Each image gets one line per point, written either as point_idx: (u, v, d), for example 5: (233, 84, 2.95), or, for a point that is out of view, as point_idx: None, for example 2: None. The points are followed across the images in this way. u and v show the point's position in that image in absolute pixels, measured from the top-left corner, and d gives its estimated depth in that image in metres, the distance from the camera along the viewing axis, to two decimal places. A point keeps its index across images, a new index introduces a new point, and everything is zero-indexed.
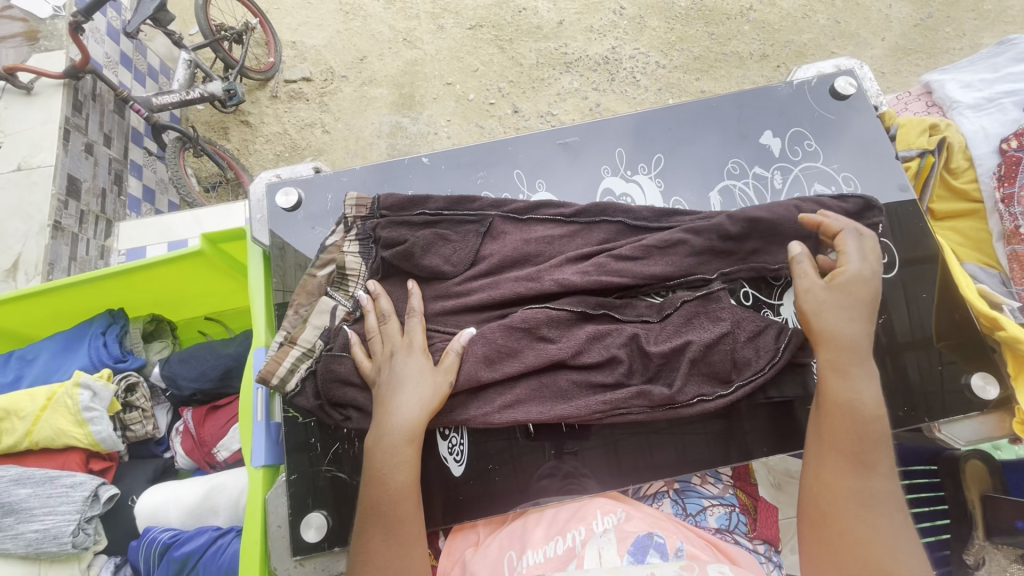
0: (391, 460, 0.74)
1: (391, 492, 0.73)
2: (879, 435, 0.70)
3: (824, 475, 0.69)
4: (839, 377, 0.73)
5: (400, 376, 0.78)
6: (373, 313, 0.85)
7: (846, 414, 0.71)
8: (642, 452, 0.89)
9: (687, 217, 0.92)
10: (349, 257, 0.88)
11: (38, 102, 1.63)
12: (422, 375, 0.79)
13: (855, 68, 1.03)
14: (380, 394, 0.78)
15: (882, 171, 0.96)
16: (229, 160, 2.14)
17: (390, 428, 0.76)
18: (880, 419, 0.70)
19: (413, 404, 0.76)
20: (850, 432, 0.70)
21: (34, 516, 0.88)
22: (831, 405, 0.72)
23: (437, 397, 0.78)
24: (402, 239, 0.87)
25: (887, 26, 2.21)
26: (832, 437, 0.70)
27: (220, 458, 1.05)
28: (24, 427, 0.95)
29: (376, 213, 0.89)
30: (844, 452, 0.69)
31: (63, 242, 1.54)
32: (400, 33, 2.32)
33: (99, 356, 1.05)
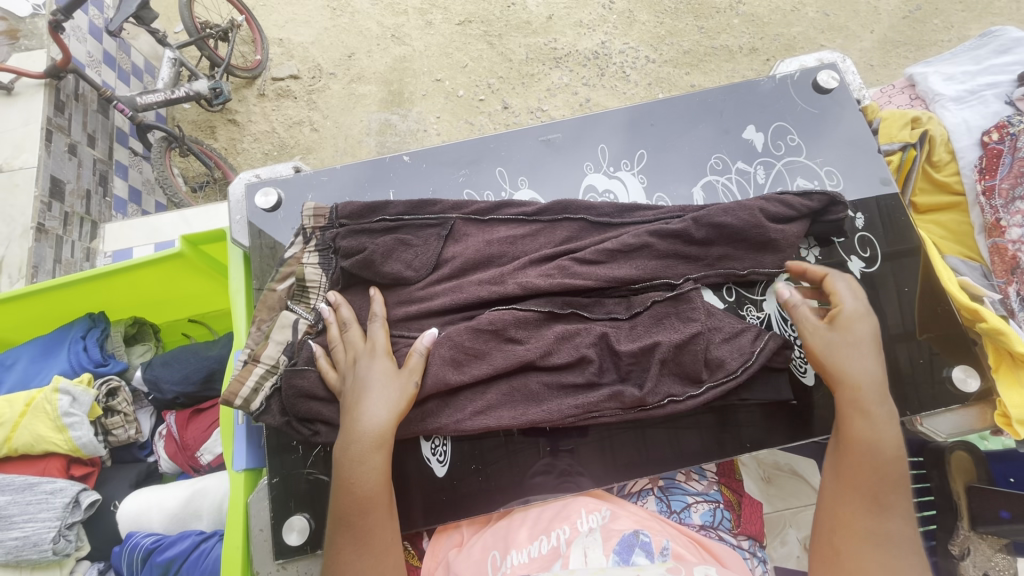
0: (362, 466, 0.73)
1: (362, 500, 0.72)
2: (897, 476, 0.68)
3: (839, 508, 0.69)
4: (861, 418, 0.72)
5: (366, 379, 0.77)
6: (335, 322, 0.84)
7: (864, 447, 0.70)
8: (628, 448, 0.88)
9: (649, 211, 0.92)
10: (309, 269, 0.88)
11: (19, 102, 1.60)
12: (388, 380, 0.77)
13: (838, 61, 1.03)
14: (347, 399, 0.77)
15: (864, 165, 0.96)
16: (216, 160, 2.12)
17: (357, 434, 0.74)
18: (898, 459, 0.70)
19: (381, 407, 0.75)
20: (866, 472, 0.69)
21: (14, 524, 0.88)
22: (850, 440, 0.71)
23: (404, 399, 0.76)
24: (361, 248, 0.87)
25: (876, 19, 2.21)
26: (850, 475, 0.69)
27: (203, 462, 1.04)
28: (3, 433, 0.94)
29: (334, 222, 0.89)
30: (860, 491, 0.68)
31: (46, 244, 1.52)
32: (388, 29, 2.30)
33: (78, 361, 1.03)
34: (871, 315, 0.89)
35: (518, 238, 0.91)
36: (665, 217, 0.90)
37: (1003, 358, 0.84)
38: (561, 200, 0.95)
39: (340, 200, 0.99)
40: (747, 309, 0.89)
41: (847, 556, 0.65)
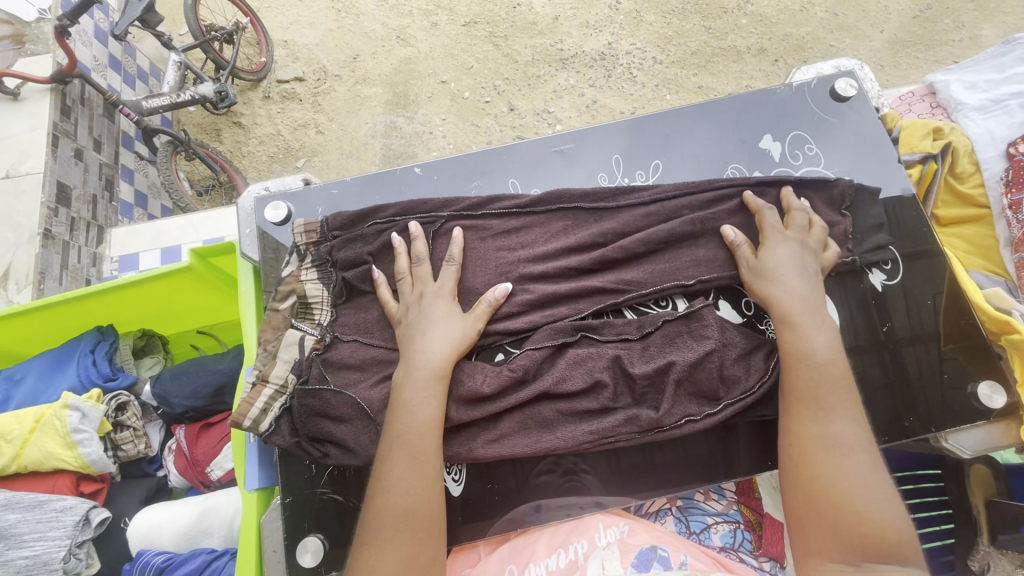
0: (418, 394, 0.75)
1: (416, 422, 0.73)
2: (837, 378, 0.72)
3: (792, 424, 0.71)
4: (790, 331, 0.76)
5: (428, 315, 0.81)
6: (406, 256, 0.87)
7: (796, 354, 0.74)
8: (646, 459, 0.87)
9: (643, 193, 0.92)
10: (308, 286, 0.87)
11: (25, 107, 1.60)
12: (451, 316, 0.81)
13: (855, 68, 1.01)
14: (408, 332, 0.81)
15: (885, 175, 0.94)
16: (222, 164, 2.11)
17: (419, 364, 0.77)
18: (836, 362, 0.73)
19: (439, 342, 0.78)
20: (813, 383, 0.71)
21: (24, 543, 0.87)
22: (783, 331, 0.76)
23: (465, 339, 0.80)
24: (357, 258, 0.88)
25: (886, 18, 2.18)
26: (793, 389, 0.73)
27: (213, 477, 1.03)
28: (13, 450, 0.93)
29: (327, 235, 0.89)
30: (805, 401, 0.71)
31: (53, 250, 1.51)
32: (393, 30, 2.28)
33: (88, 376, 1.02)
34: (881, 322, 0.88)
35: (534, 250, 0.89)
36: (659, 198, 0.90)
37: None
38: (554, 189, 0.94)
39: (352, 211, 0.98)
40: (767, 325, 0.87)
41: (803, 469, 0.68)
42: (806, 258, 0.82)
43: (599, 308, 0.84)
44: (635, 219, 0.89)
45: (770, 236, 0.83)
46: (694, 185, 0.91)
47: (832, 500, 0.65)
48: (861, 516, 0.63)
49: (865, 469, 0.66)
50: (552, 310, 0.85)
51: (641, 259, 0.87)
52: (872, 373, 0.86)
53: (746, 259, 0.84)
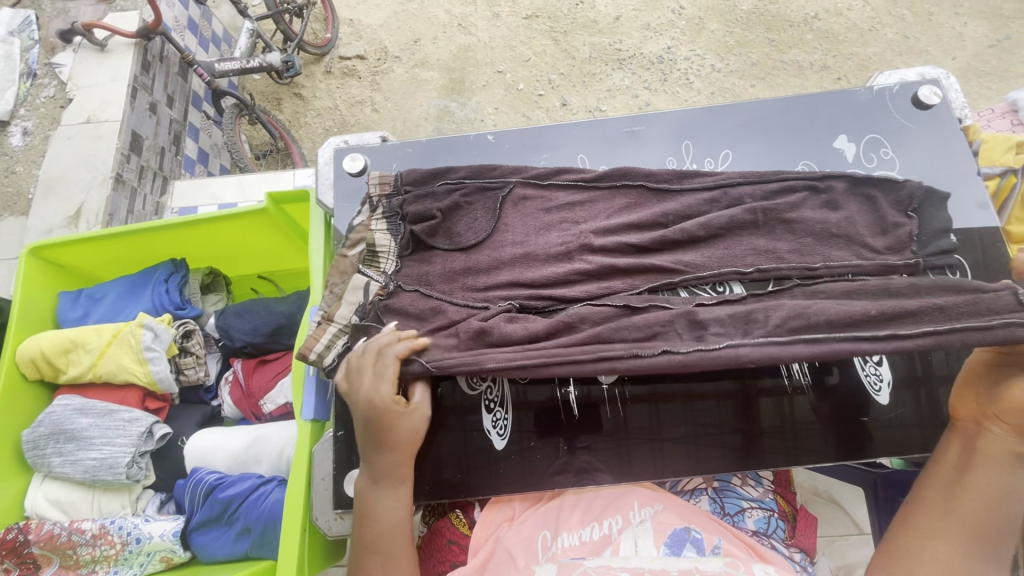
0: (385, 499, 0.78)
1: (386, 529, 0.77)
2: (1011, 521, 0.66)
3: (930, 536, 0.68)
4: (1011, 459, 0.67)
5: (378, 416, 0.78)
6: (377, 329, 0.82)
7: (990, 488, 0.67)
8: (654, 459, 0.86)
9: (709, 176, 0.92)
10: (378, 236, 0.90)
11: (110, 58, 1.70)
12: (402, 424, 0.79)
13: (941, 77, 0.99)
14: (362, 429, 0.79)
15: (960, 186, 0.91)
16: (281, 131, 2.19)
17: (380, 472, 0.79)
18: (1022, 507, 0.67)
19: (390, 447, 0.79)
20: (987, 507, 0.67)
21: (93, 445, 0.94)
22: (978, 458, 0.69)
23: (413, 438, 0.80)
24: (426, 212, 0.91)
25: (959, 45, 2.13)
26: (961, 496, 0.68)
27: (265, 410, 1.08)
28: (89, 360, 1.00)
29: (399, 189, 0.92)
30: (963, 513, 0.67)
31: (122, 194, 1.60)
32: (455, 18, 2.34)
33: (161, 302, 1.09)
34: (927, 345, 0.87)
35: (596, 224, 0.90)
36: (725, 182, 0.90)
37: None
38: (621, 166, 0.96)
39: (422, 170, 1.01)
40: None
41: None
42: None
43: (656, 284, 0.84)
44: (698, 202, 0.89)
45: None
46: (759, 175, 0.91)
47: None
48: None
49: None
50: (609, 280, 0.86)
51: (703, 242, 0.87)
52: (907, 412, 0.86)
53: None
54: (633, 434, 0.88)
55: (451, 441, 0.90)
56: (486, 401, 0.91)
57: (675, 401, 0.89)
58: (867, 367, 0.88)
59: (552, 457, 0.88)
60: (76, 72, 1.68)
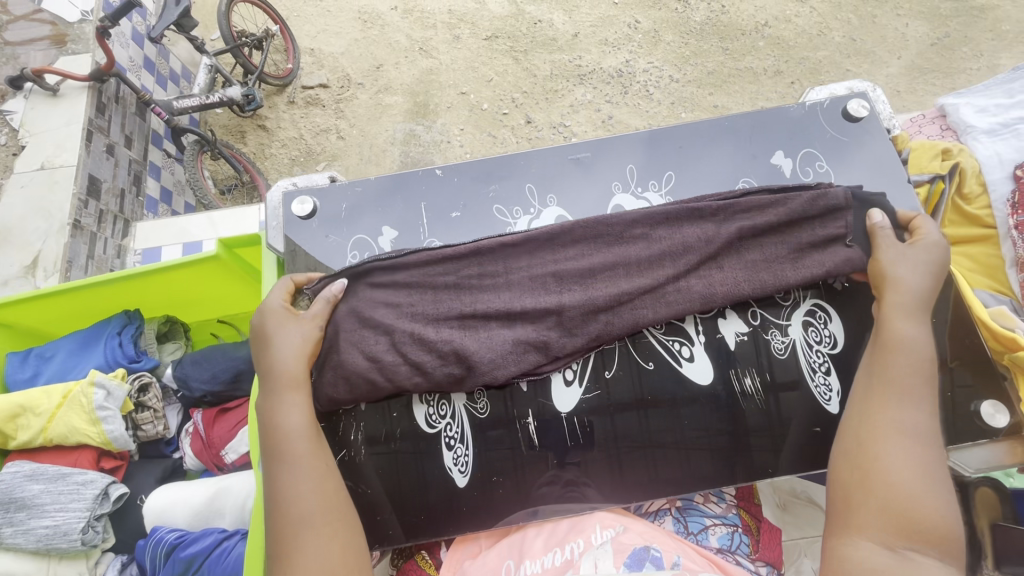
0: (280, 401, 0.79)
1: (284, 431, 0.76)
2: (928, 375, 0.73)
3: (868, 406, 0.73)
4: (904, 320, 0.77)
5: (272, 334, 0.84)
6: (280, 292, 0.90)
7: (906, 353, 0.74)
8: (647, 469, 0.86)
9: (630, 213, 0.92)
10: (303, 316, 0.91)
11: (63, 103, 1.67)
12: (279, 334, 0.84)
13: (868, 90, 1.03)
14: (259, 352, 0.85)
15: (894, 194, 0.94)
16: (245, 164, 2.17)
17: (273, 376, 0.81)
18: (931, 363, 0.74)
19: (288, 354, 0.83)
20: (907, 368, 0.73)
21: (45, 512, 0.91)
22: (890, 343, 0.76)
23: (308, 343, 0.85)
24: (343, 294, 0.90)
25: (903, 45, 2.21)
26: (885, 370, 0.74)
27: (229, 461, 1.07)
28: (40, 423, 0.97)
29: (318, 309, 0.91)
30: (890, 385, 0.73)
31: (82, 240, 1.56)
32: (416, 42, 2.36)
33: (114, 356, 1.07)
34: None
35: (536, 278, 0.89)
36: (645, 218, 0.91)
37: None
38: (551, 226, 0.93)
39: (371, 210, 1.02)
40: (773, 334, 0.88)
41: (870, 441, 0.70)
42: (941, 260, 0.82)
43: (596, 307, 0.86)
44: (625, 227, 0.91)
45: (925, 237, 0.83)
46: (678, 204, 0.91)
47: (884, 478, 0.67)
48: (908, 494, 0.65)
49: (928, 462, 0.67)
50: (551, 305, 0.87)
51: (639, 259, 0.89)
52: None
53: (891, 248, 0.83)
54: (623, 442, 0.86)
55: (416, 471, 0.88)
56: (445, 438, 0.88)
57: (662, 407, 0.87)
58: (814, 381, 0.87)
59: (541, 471, 0.87)
60: (28, 118, 1.64)
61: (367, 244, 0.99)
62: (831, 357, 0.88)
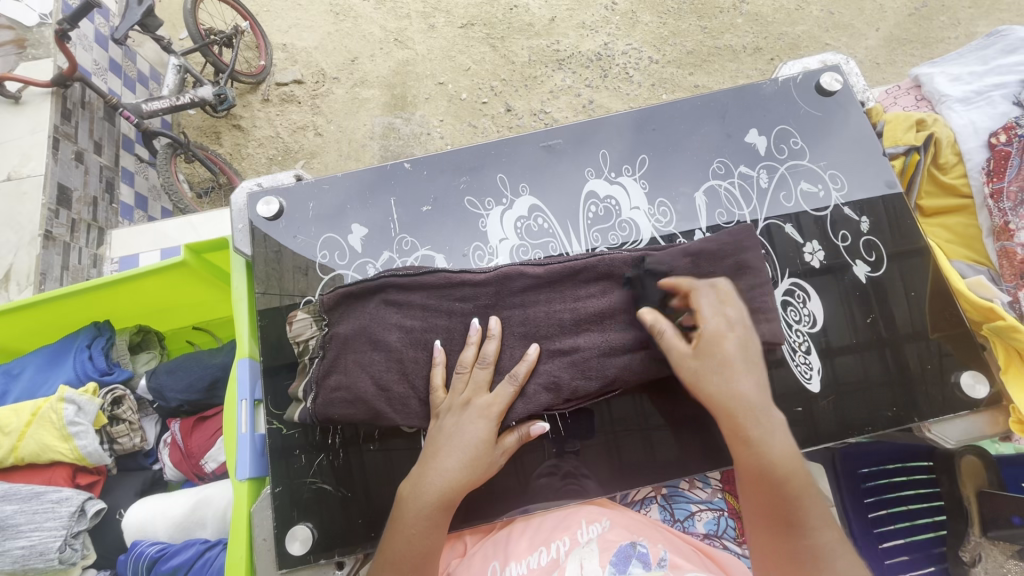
0: (426, 525, 0.71)
1: (415, 556, 0.70)
2: (798, 498, 0.66)
3: (756, 531, 0.68)
4: (743, 436, 0.69)
5: (457, 434, 0.73)
6: (475, 346, 0.77)
7: (753, 475, 0.68)
8: (642, 449, 0.86)
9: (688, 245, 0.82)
10: (301, 325, 0.87)
11: (26, 111, 1.61)
12: (474, 456, 0.73)
13: (841, 63, 1.01)
14: (434, 440, 0.74)
15: (867, 170, 0.94)
16: (220, 166, 2.11)
17: (430, 491, 0.72)
18: (799, 480, 0.67)
19: (451, 472, 0.73)
20: (780, 493, 0.66)
21: (20, 533, 0.88)
22: (745, 468, 0.68)
23: (480, 474, 0.74)
24: (353, 314, 0.80)
25: (881, 17, 2.19)
26: (761, 497, 0.68)
27: (208, 470, 1.05)
28: (10, 442, 0.95)
29: (321, 318, 0.81)
30: (774, 515, 0.66)
31: (55, 250, 1.52)
32: (390, 33, 2.31)
33: (84, 370, 1.04)
34: (873, 312, 0.88)
35: (558, 317, 0.79)
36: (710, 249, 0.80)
37: (1013, 359, 0.83)
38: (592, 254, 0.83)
39: (340, 209, 0.99)
40: None
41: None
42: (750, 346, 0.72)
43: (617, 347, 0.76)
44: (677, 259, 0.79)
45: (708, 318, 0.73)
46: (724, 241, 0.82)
47: None
48: None
49: None
50: (570, 345, 0.77)
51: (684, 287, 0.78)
52: (873, 369, 0.86)
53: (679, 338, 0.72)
54: (618, 427, 0.86)
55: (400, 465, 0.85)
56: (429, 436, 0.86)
57: (652, 389, 0.87)
58: (795, 357, 0.86)
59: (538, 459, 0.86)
60: None
61: (338, 243, 0.97)
62: (811, 335, 0.87)
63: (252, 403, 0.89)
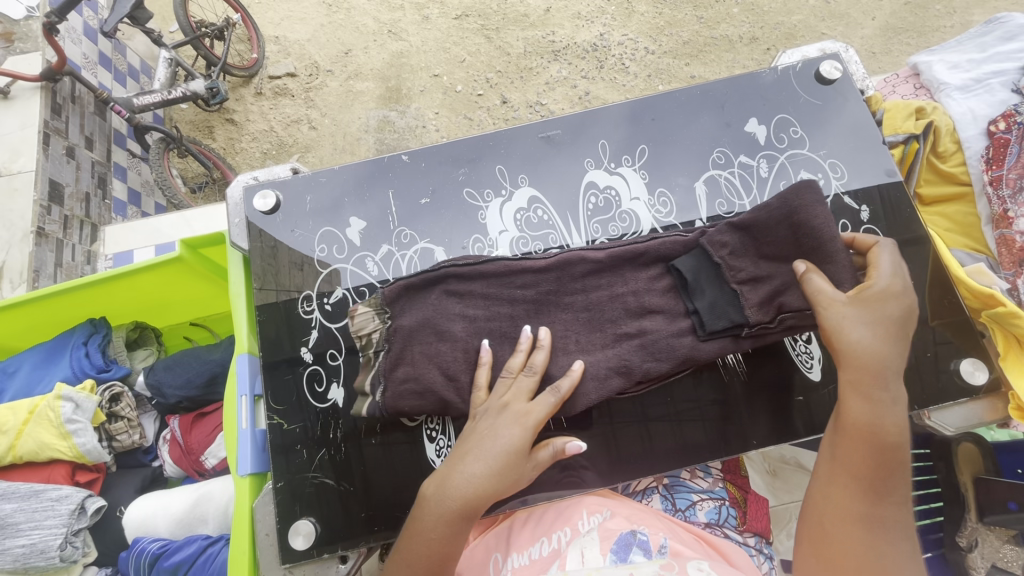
0: (445, 529, 0.67)
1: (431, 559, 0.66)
2: (898, 461, 0.65)
3: (829, 488, 0.66)
4: (856, 394, 0.66)
5: (489, 438, 0.70)
6: (522, 354, 0.76)
7: (860, 438, 0.65)
8: (640, 438, 0.86)
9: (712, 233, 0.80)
10: (361, 313, 0.81)
11: (15, 106, 1.59)
12: (505, 463, 0.69)
13: (841, 51, 1.00)
14: (467, 440, 0.72)
15: (867, 159, 0.94)
16: (214, 160, 2.09)
17: (454, 494, 0.68)
18: (901, 447, 0.65)
19: (478, 478, 0.68)
20: (874, 453, 0.64)
21: (20, 531, 0.88)
22: (852, 428, 0.66)
23: (509, 485, 0.70)
24: (412, 306, 0.79)
25: (877, 6, 2.18)
26: (844, 455, 0.66)
27: (208, 465, 1.05)
28: (7, 441, 0.94)
29: (381, 312, 0.79)
30: (860, 476, 0.64)
31: (48, 247, 1.51)
32: (384, 24, 2.28)
33: (81, 367, 1.03)
34: None
35: (575, 312, 0.79)
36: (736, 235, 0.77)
37: (1012, 346, 0.84)
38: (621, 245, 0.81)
39: (337, 202, 0.98)
40: None
41: (842, 544, 0.63)
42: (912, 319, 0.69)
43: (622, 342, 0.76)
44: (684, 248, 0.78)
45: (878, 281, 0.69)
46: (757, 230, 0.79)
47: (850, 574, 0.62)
48: None
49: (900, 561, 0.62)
50: (583, 339, 0.78)
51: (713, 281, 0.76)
52: None
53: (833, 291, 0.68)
54: (618, 418, 0.87)
55: (400, 457, 0.85)
56: (427, 429, 0.86)
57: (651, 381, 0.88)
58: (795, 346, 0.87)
59: None
60: None
61: (336, 236, 0.96)
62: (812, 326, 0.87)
63: (251, 399, 0.89)
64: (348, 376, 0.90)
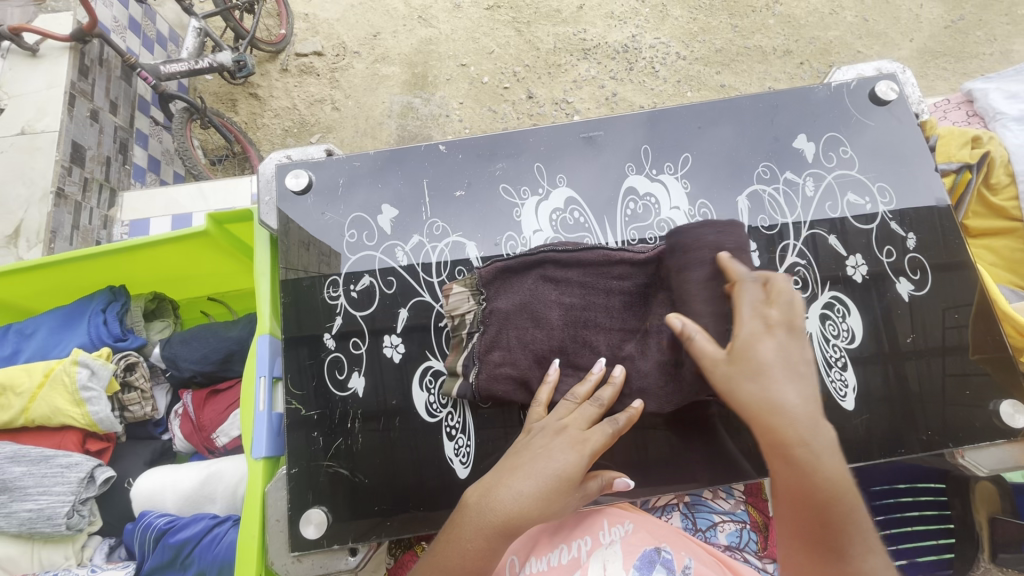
0: (482, 543, 0.62)
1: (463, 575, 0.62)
2: (845, 517, 0.56)
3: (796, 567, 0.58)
4: (781, 461, 0.57)
5: (543, 456, 0.67)
6: (590, 379, 0.73)
7: (797, 506, 0.57)
8: (638, 453, 0.84)
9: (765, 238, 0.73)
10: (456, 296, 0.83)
11: (42, 64, 1.57)
12: (558, 484, 0.65)
13: (898, 72, 0.97)
14: (516, 457, 0.69)
15: (919, 185, 0.91)
16: (236, 134, 2.06)
17: (497, 509, 0.64)
18: (844, 499, 0.56)
19: (527, 495, 0.64)
20: (816, 517, 0.56)
21: (28, 495, 0.87)
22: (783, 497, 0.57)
23: (557, 512, 0.66)
24: (508, 289, 0.79)
25: (916, 27, 2.14)
26: (794, 527, 0.57)
27: (219, 444, 1.04)
28: (20, 404, 0.93)
29: (477, 293, 0.80)
30: (811, 541, 0.56)
31: (66, 209, 1.49)
32: (415, 10, 2.25)
33: (98, 335, 1.02)
34: (904, 333, 0.85)
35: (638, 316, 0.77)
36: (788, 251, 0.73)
37: None
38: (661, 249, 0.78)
39: (370, 188, 0.96)
40: None
41: None
42: (795, 346, 0.61)
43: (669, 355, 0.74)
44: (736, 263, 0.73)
45: (743, 325, 0.63)
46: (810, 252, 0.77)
47: None
48: None
49: None
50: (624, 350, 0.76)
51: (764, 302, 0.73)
52: (874, 385, 0.84)
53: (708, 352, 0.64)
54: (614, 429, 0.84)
55: (415, 451, 0.84)
56: (447, 427, 0.85)
57: None
58: (832, 375, 0.84)
59: None
60: (6, 79, 1.55)
61: (366, 223, 0.94)
62: (849, 351, 0.85)
63: (270, 380, 0.87)
64: (370, 365, 0.88)
